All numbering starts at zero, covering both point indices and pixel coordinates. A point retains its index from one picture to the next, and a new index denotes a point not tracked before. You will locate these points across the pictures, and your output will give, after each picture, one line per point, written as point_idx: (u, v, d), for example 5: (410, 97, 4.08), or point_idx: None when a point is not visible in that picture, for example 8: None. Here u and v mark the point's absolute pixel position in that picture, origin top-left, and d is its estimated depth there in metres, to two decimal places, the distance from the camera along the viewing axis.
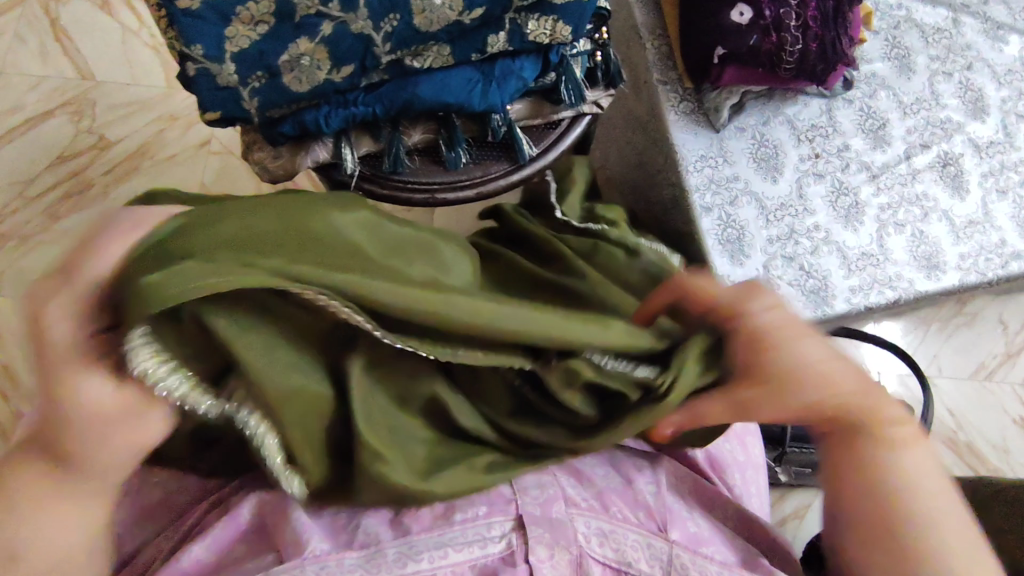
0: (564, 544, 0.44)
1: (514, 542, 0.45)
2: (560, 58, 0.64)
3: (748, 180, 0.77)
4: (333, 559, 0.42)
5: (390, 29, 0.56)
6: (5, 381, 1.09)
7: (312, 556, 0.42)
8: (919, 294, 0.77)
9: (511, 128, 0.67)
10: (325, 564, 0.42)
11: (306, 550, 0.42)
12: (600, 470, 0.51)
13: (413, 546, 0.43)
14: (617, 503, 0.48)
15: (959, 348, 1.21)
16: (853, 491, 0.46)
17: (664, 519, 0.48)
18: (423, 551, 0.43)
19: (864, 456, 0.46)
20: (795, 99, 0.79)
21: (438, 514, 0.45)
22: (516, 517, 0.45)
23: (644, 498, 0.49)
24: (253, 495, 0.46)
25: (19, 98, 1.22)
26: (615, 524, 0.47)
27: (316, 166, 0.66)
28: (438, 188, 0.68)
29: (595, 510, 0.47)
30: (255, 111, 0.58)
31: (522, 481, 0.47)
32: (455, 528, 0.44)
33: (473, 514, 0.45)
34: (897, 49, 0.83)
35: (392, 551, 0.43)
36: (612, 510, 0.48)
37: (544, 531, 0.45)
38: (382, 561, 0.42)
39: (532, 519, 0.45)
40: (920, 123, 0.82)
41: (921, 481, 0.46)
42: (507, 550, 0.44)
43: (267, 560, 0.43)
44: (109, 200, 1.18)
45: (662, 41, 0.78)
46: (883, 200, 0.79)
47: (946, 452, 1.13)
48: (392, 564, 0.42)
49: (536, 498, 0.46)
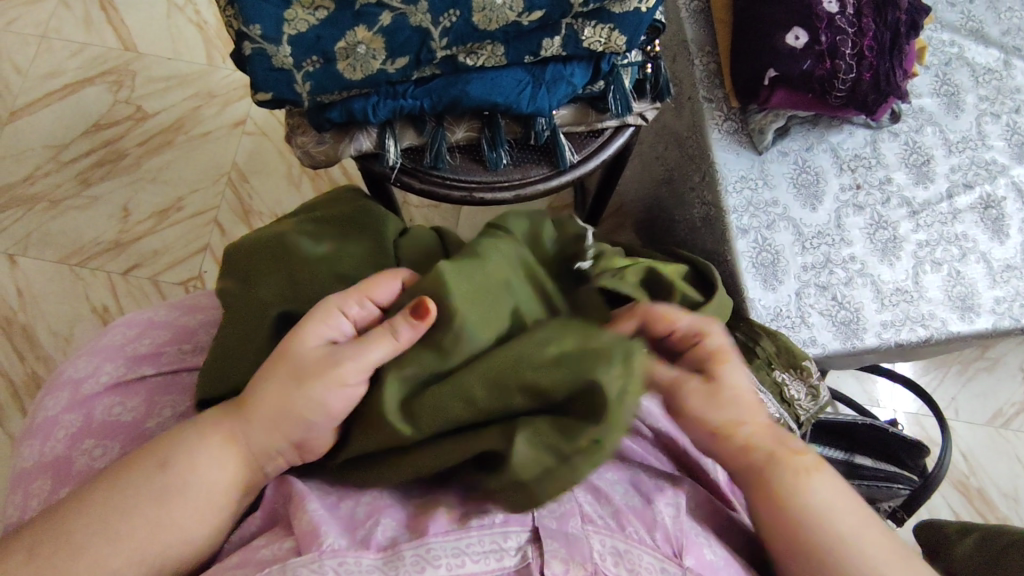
0: (579, 560, 0.44)
1: (530, 554, 0.44)
2: (611, 68, 0.64)
3: (787, 206, 0.76)
4: (353, 556, 0.41)
5: (449, 24, 0.56)
6: (23, 341, 1.09)
7: (330, 550, 0.41)
8: (951, 335, 0.76)
9: (555, 133, 0.66)
10: (344, 560, 0.41)
11: (325, 544, 0.41)
12: (620, 487, 0.50)
13: (431, 551, 0.42)
14: (634, 523, 0.47)
15: (977, 392, 1.19)
16: (777, 519, 0.48)
17: (680, 543, 0.46)
18: (441, 557, 0.42)
19: (772, 483, 0.48)
20: (840, 128, 0.79)
21: (455, 519, 0.44)
22: (532, 528, 0.45)
23: (663, 520, 0.47)
24: (275, 478, 0.48)
25: (62, 63, 1.24)
26: (630, 544, 0.45)
27: (358, 156, 0.66)
28: (476, 186, 0.67)
29: (611, 529, 0.46)
30: (307, 95, 0.58)
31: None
32: (472, 534, 0.43)
33: (489, 520, 0.44)
34: (946, 86, 0.82)
35: (409, 554, 0.42)
36: (628, 530, 0.46)
37: (559, 546, 0.44)
38: (399, 563, 0.41)
39: (548, 532, 0.44)
40: (965, 162, 0.80)
41: (839, 509, 0.47)
42: (521, 562, 0.44)
43: (285, 546, 0.42)
44: (140, 171, 1.19)
45: (711, 58, 0.77)
46: (921, 237, 0.78)
47: (956, 496, 1.12)
48: (410, 567, 0.41)
49: (553, 511, 0.46)
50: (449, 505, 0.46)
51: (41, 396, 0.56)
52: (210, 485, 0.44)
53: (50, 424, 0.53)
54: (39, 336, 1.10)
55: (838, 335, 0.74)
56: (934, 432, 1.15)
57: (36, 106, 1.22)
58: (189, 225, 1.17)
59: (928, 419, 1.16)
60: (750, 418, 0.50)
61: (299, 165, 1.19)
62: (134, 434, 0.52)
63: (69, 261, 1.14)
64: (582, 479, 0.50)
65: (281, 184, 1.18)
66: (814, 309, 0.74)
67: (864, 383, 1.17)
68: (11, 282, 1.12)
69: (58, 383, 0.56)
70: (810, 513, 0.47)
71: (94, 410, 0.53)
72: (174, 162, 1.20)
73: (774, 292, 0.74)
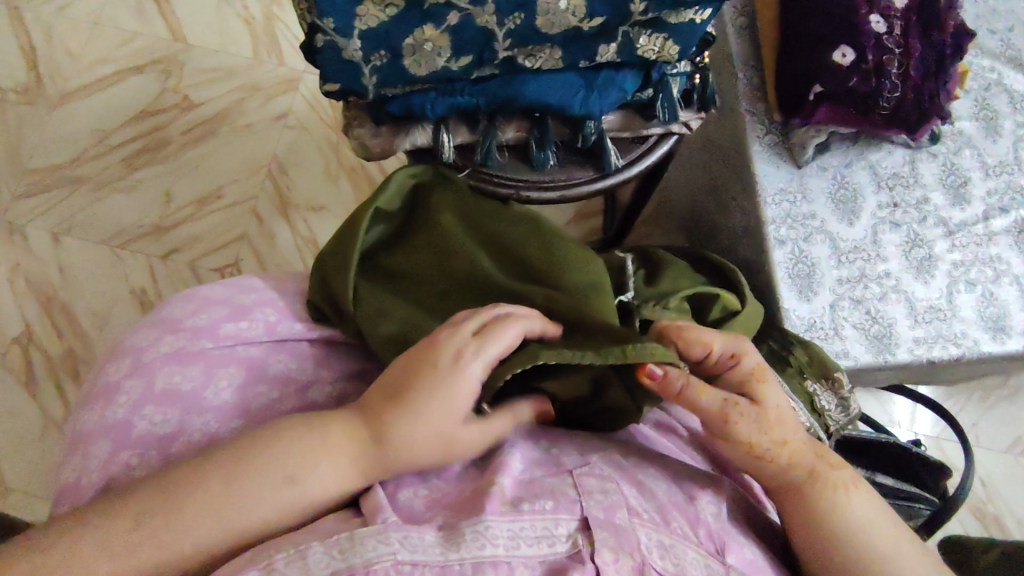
0: (629, 551, 0.44)
1: (580, 541, 0.44)
2: (661, 76, 0.66)
3: (825, 220, 0.77)
4: (413, 530, 0.42)
5: (513, 26, 0.58)
6: (63, 317, 1.13)
7: (393, 523, 0.42)
8: (982, 355, 0.77)
9: (601, 137, 0.68)
10: (408, 533, 0.42)
11: (386, 519, 0.43)
12: (663, 484, 0.50)
13: (487, 529, 0.42)
14: (678, 519, 0.47)
15: (1000, 419, 1.19)
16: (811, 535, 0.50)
17: (722, 541, 0.47)
18: (499, 535, 0.42)
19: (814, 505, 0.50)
20: (879, 146, 0.80)
21: (508, 500, 0.45)
22: (582, 518, 0.45)
23: (706, 519, 0.48)
24: None
25: (113, 51, 1.28)
26: (676, 539, 0.46)
27: (411, 149, 0.68)
28: (523, 185, 0.69)
29: (656, 523, 0.46)
30: (371, 87, 0.61)
31: (585, 484, 0.47)
32: (525, 518, 0.44)
33: (540, 506, 0.45)
34: (986, 110, 0.84)
35: (466, 530, 0.42)
36: (673, 525, 0.47)
37: (609, 535, 0.44)
38: (460, 539, 0.42)
39: (598, 522, 0.45)
40: (1001, 186, 0.81)
41: (874, 526, 0.49)
42: (573, 549, 0.44)
43: (348, 520, 0.44)
44: (184, 159, 1.23)
45: (754, 73, 0.79)
46: (956, 257, 0.79)
47: (974, 521, 1.12)
48: (470, 543, 0.42)
49: (600, 502, 0.46)
50: (502, 483, 0.46)
51: (100, 364, 0.59)
52: (329, 485, 0.45)
53: (111, 390, 0.55)
54: (79, 315, 1.13)
55: (871, 349, 0.75)
56: (954, 456, 1.15)
57: (87, 91, 1.25)
58: (228, 214, 1.20)
59: (948, 443, 1.16)
60: (794, 437, 0.51)
61: (338, 161, 1.22)
62: (192, 403, 0.55)
63: (112, 243, 1.17)
64: (625, 471, 0.50)
65: (319, 178, 1.21)
66: (847, 322, 0.75)
67: (885, 403, 1.17)
68: (54, 260, 1.16)
69: (118, 352, 0.58)
70: (844, 530, 0.49)
71: (152, 378, 0.55)
72: (217, 152, 1.23)
73: (808, 303, 0.75)
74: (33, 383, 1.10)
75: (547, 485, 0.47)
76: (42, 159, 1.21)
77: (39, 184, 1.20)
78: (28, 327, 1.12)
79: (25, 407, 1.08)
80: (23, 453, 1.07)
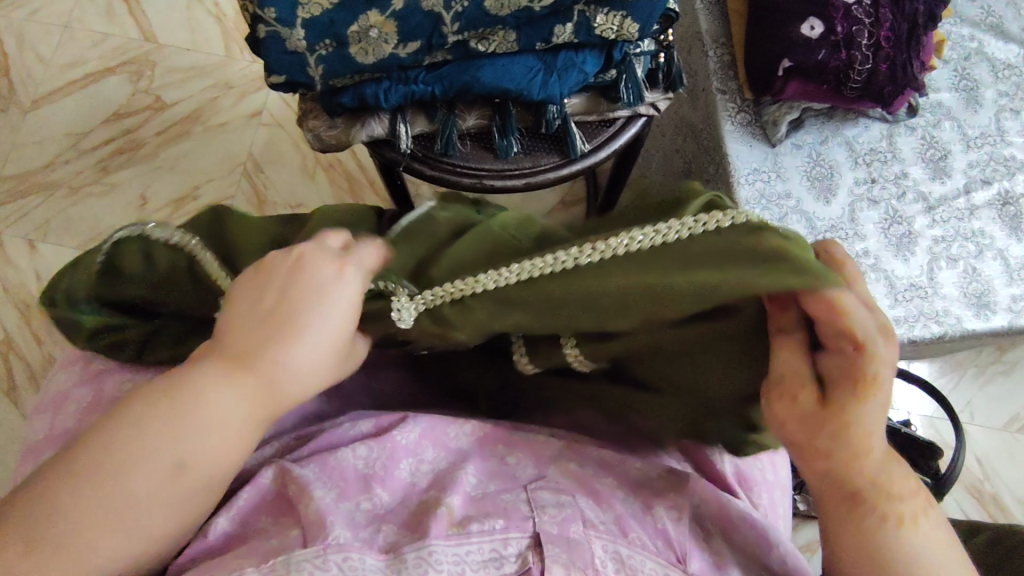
0: (581, 567, 0.41)
1: (529, 560, 0.41)
2: (623, 56, 0.63)
3: (801, 199, 0.75)
4: (357, 552, 0.40)
5: (460, 9, 0.57)
6: (41, 326, 1.11)
7: (335, 543, 0.40)
8: (966, 333, 0.75)
9: (566, 121, 0.66)
10: (348, 555, 0.39)
11: (330, 536, 0.40)
12: (620, 493, 0.47)
13: (433, 554, 0.40)
14: (636, 528, 0.45)
15: (995, 397, 1.17)
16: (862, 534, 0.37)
17: (683, 549, 0.45)
18: (443, 561, 0.40)
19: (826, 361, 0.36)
20: (856, 121, 0.78)
21: (455, 521, 0.42)
22: (534, 534, 0.42)
23: (665, 527, 0.46)
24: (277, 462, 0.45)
25: (83, 53, 1.26)
26: (633, 549, 0.43)
27: (370, 142, 0.66)
28: (487, 174, 0.67)
29: (613, 533, 0.44)
30: (319, 78, 0.59)
31: (539, 498, 0.45)
32: (472, 541, 0.41)
33: (490, 526, 0.42)
34: (966, 81, 0.81)
35: (410, 555, 0.40)
36: (631, 535, 0.44)
37: (560, 550, 0.42)
38: (402, 566, 0.40)
39: (549, 538, 0.42)
40: (983, 158, 0.79)
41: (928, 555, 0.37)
42: (522, 568, 0.41)
43: (292, 536, 0.41)
44: (158, 160, 1.21)
45: (725, 50, 0.77)
46: (938, 233, 0.77)
47: (968, 499, 1.10)
48: (412, 570, 0.39)
49: (553, 516, 0.43)
50: (450, 504, 0.43)
51: (54, 375, 0.58)
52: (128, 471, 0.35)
53: (61, 399, 0.54)
54: None
55: None
56: (949, 436, 1.16)
57: (58, 95, 1.24)
58: None
59: (941, 422, 1.17)
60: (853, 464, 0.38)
61: (314, 157, 1.19)
62: None
63: (88, 247, 1.15)
64: (583, 482, 0.47)
65: (295, 174, 1.19)
66: None
67: None
68: (29, 266, 1.14)
69: (70, 361, 0.57)
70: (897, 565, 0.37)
71: (102, 386, 0.54)
72: (191, 152, 1.21)
73: None
74: (13, 392, 1.08)
75: (499, 502, 0.44)
76: (14, 165, 1.20)
77: (13, 191, 1.18)
78: (6, 335, 1.10)
79: (5, 415, 1.07)
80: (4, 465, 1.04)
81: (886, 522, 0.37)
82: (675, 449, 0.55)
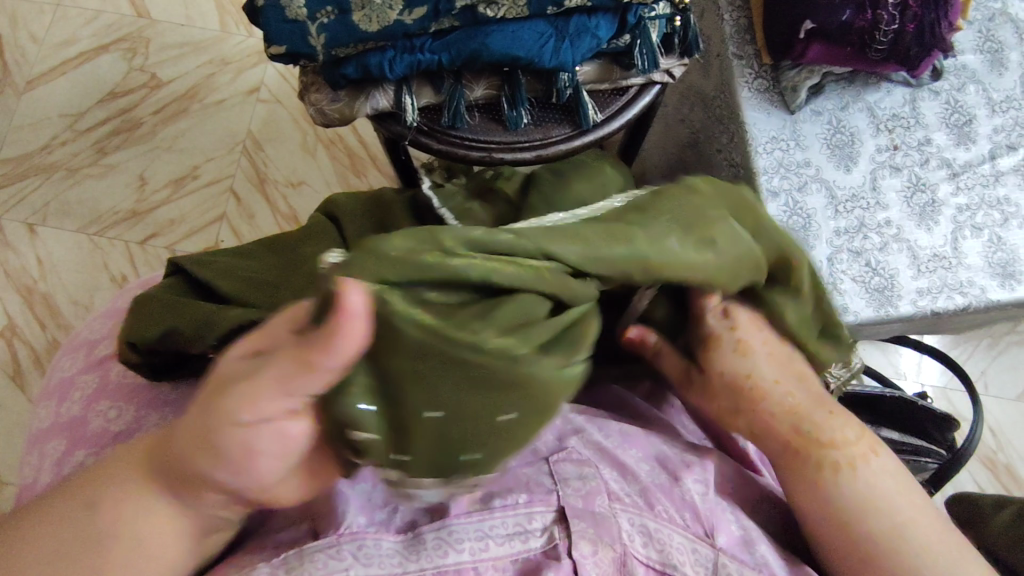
0: (608, 541, 0.40)
1: (556, 535, 0.40)
2: (637, 20, 0.60)
3: (820, 167, 0.73)
4: (372, 538, 0.39)
5: None
6: (44, 311, 1.09)
7: (349, 532, 0.38)
8: (991, 304, 0.73)
9: (577, 90, 0.63)
10: (363, 542, 0.38)
11: (344, 525, 0.39)
12: (645, 465, 0.46)
13: (454, 533, 0.39)
14: (662, 501, 0.44)
15: (1009, 366, 1.15)
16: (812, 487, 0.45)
17: (710, 523, 0.44)
18: (465, 541, 0.39)
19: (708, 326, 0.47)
20: (877, 86, 0.75)
21: (477, 497, 0.41)
22: (558, 509, 0.41)
23: (692, 499, 0.44)
24: None
25: (75, 31, 1.22)
26: (660, 524, 0.42)
27: (375, 116, 0.63)
28: (496, 147, 0.64)
29: (639, 507, 0.43)
30: (321, 48, 0.57)
31: (562, 471, 0.43)
32: (495, 516, 0.40)
33: (513, 501, 0.41)
34: (990, 42, 0.78)
35: (431, 536, 0.39)
36: (657, 509, 0.43)
37: (587, 525, 0.40)
38: (421, 548, 0.38)
39: (575, 512, 0.41)
40: (1009, 123, 0.76)
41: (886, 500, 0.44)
42: (548, 544, 0.40)
43: (303, 529, 0.39)
44: (155, 140, 1.18)
45: (741, 13, 0.74)
46: (962, 201, 0.74)
47: (981, 470, 1.09)
48: (432, 552, 0.38)
49: (578, 490, 0.42)
50: None
51: (57, 361, 0.57)
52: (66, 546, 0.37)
53: (65, 386, 0.53)
54: (60, 305, 1.10)
55: (871, 302, 0.71)
56: (961, 406, 1.15)
57: (52, 75, 1.20)
58: (204, 194, 1.15)
59: (954, 392, 1.16)
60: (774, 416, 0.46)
61: (314, 134, 1.17)
62: (149, 395, 0.51)
63: (88, 230, 1.13)
64: (607, 453, 0.46)
65: (296, 152, 1.16)
66: (846, 275, 0.72)
67: (889, 355, 1.16)
68: (29, 250, 1.12)
69: (73, 347, 0.56)
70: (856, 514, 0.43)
71: (107, 372, 0.52)
72: (189, 131, 1.18)
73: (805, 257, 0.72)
74: (19, 377, 1.07)
75: (521, 477, 0.43)
76: (10, 147, 1.17)
77: (8, 174, 1.16)
78: (9, 321, 1.09)
79: (11, 400, 1.05)
80: (12, 453, 1.03)
81: (827, 467, 0.44)
82: (698, 426, 0.54)
